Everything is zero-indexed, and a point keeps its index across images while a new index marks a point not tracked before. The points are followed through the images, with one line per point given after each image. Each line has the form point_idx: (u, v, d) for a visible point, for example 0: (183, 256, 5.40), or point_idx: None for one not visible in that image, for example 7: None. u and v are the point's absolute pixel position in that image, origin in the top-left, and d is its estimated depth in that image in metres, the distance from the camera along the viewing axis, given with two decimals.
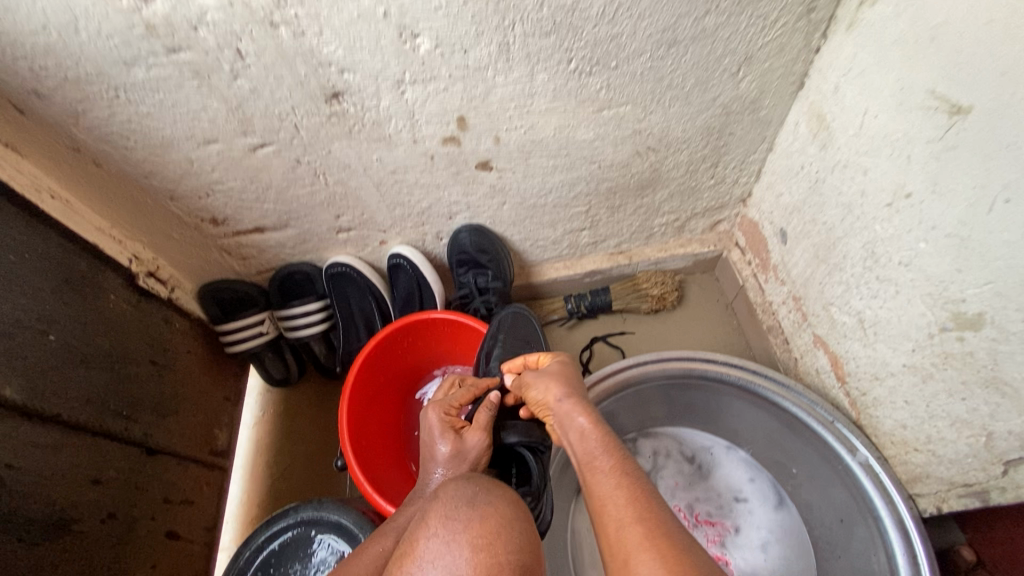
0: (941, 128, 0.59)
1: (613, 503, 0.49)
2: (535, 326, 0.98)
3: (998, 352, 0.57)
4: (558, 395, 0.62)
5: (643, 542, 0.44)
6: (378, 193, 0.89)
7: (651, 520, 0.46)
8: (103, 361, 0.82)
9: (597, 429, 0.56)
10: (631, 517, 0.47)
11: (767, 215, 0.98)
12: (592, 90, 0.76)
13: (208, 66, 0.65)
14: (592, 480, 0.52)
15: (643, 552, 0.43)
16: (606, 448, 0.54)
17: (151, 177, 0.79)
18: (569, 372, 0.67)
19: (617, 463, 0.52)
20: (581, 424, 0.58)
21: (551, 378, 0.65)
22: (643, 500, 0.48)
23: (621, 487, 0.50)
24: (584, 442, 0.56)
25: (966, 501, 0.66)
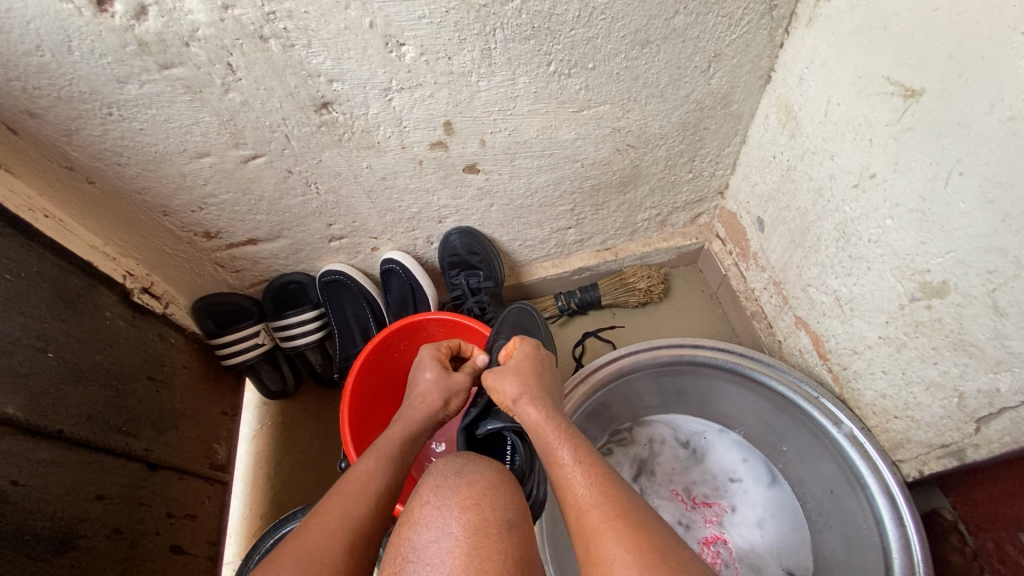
0: (898, 112, 0.63)
1: (573, 489, 0.57)
2: (535, 321, 1.00)
3: (963, 316, 0.61)
4: (518, 397, 0.69)
5: (602, 518, 0.53)
6: (368, 200, 0.91)
7: (602, 499, 0.55)
8: (101, 377, 0.82)
9: (554, 424, 0.64)
10: (590, 499, 0.55)
11: (744, 205, 1.02)
12: (572, 91, 0.80)
13: (199, 80, 0.67)
14: (553, 470, 0.60)
15: (603, 526, 0.52)
16: (564, 439, 0.62)
17: (144, 192, 0.80)
18: (527, 369, 0.75)
19: (574, 450, 0.61)
20: (540, 423, 0.65)
21: (510, 381, 0.72)
22: (596, 481, 0.56)
23: (581, 472, 0.58)
24: (543, 437, 0.64)
25: (945, 461, 0.70)
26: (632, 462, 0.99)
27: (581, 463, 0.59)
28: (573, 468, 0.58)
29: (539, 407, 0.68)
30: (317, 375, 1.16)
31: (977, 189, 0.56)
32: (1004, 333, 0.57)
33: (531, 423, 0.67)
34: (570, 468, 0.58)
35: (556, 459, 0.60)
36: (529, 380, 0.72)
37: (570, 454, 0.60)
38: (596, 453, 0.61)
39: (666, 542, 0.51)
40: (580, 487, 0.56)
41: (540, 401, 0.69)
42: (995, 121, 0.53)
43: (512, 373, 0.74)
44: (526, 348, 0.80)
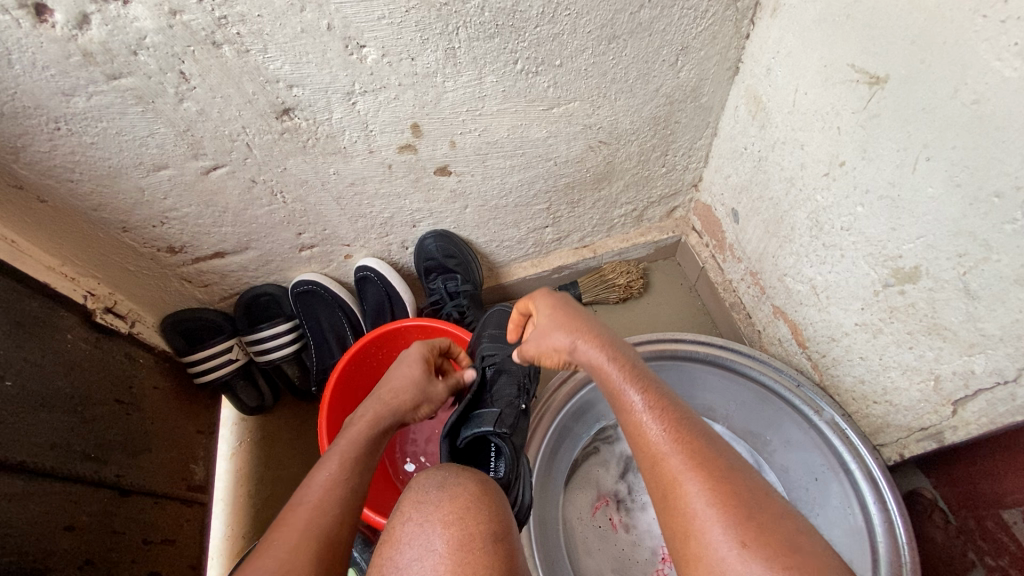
0: (864, 99, 0.63)
1: (649, 434, 0.56)
2: None
3: (936, 300, 0.61)
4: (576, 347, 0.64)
5: (687, 470, 0.53)
6: (338, 207, 0.89)
7: (682, 446, 0.54)
8: (64, 403, 0.79)
9: (621, 366, 0.61)
10: (670, 445, 0.55)
11: (718, 197, 1.02)
12: (540, 89, 0.78)
13: (151, 90, 0.65)
14: (624, 413, 0.59)
15: (686, 473, 0.53)
16: (635, 383, 0.60)
17: (101, 209, 0.77)
18: (572, 317, 0.67)
19: (647, 394, 0.59)
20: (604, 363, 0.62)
21: (556, 327, 0.67)
22: (673, 427, 0.56)
23: (658, 419, 0.57)
24: (608, 379, 0.62)
25: (925, 444, 0.71)
26: (618, 460, 0.98)
27: (656, 411, 0.57)
28: (650, 415, 0.57)
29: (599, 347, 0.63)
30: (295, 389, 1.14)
31: (944, 174, 0.56)
32: (976, 315, 0.57)
33: (593, 365, 0.63)
34: (647, 416, 0.57)
35: (626, 403, 0.59)
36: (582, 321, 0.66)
37: (643, 400, 0.58)
38: (666, 396, 0.59)
39: (750, 489, 0.52)
40: (658, 434, 0.56)
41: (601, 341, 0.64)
42: (959, 105, 0.53)
43: (558, 324, 0.67)
44: (552, 300, 0.70)
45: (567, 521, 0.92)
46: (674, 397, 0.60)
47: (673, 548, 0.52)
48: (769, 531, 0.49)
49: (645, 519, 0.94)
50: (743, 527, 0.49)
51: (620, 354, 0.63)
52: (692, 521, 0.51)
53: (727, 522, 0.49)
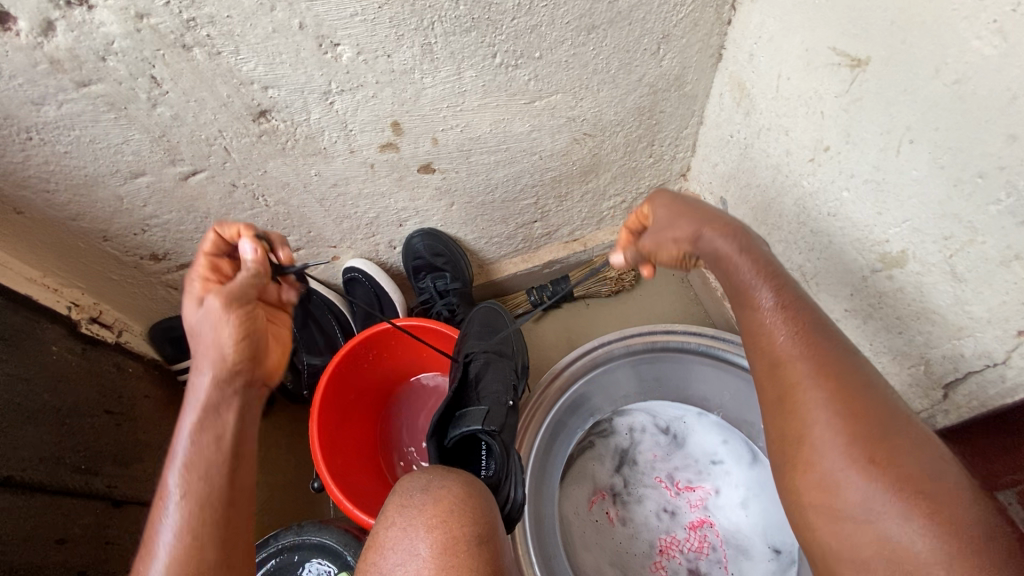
0: (846, 82, 0.62)
1: (777, 339, 0.56)
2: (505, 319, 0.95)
3: (924, 284, 0.61)
4: (691, 241, 0.64)
5: (812, 379, 0.53)
6: (322, 208, 0.88)
7: (813, 355, 0.54)
8: (53, 416, 0.78)
9: (751, 263, 0.60)
10: (800, 352, 0.55)
11: (707, 186, 1.02)
12: (521, 82, 0.77)
13: (123, 96, 0.64)
14: (750, 313, 0.59)
15: (810, 381, 0.53)
16: (769, 283, 0.58)
17: (79, 219, 0.76)
18: (689, 212, 0.65)
19: (777, 296, 0.58)
20: (724, 254, 0.61)
21: (675, 223, 0.66)
22: (802, 336, 0.55)
23: (787, 326, 0.56)
24: (733, 275, 0.61)
25: (918, 428, 0.71)
26: (613, 454, 0.97)
27: (787, 316, 0.56)
28: (777, 318, 0.56)
29: (711, 244, 0.63)
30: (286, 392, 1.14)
31: (928, 156, 0.55)
32: (964, 299, 0.57)
33: (716, 257, 0.62)
34: (775, 319, 0.57)
35: (756, 303, 0.59)
36: (706, 212, 0.65)
37: (774, 301, 0.58)
38: (802, 298, 0.58)
39: (879, 403, 0.51)
40: (786, 340, 0.56)
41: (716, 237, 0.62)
42: (941, 86, 0.52)
43: (675, 219, 0.66)
44: (673, 198, 0.68)
45: (564, 516, 0.91)
46: (801, 305, 0.57)
47: (781, 452, 0.55)
48: (887, 448, 0.49)
49: (642, 512, 0.93)
50: (866, 447, 0.49)
51: (753, 249, 0.61)
52: (807, 427, 0.53)
53: (847, 438, 0.50)
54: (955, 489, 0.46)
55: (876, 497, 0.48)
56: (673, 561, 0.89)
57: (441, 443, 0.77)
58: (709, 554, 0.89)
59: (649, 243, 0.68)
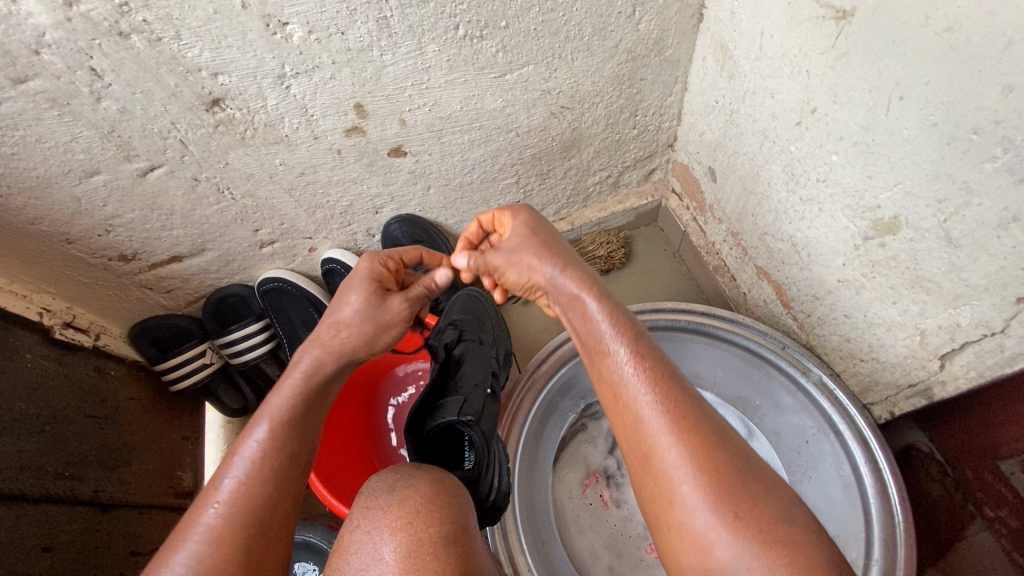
0: (831, 37, 0.58)
1: (634, 397, 0.51)
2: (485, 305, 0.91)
3: (917, 251, 0.57)
4: (544, 274, 0.59)
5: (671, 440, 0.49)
6: (292, 199, 0.85)
7: (674, 415, 0.49)
8: (31, 424, 0.77)
9: (606, 312, 0.55)
10: (659, 411, 0.49)
11: (694, 155, 0.97)
12: (489, 54, 0.73)
13: (64, 92, 0.60)
14: (606, 369, 0.53)
15: (668, 440, 0.48)
16: (627, 337, 0.53)
17: (39, 222, 0.73)
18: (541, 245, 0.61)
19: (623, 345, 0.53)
20: (575, 293, 0.57)
21: (525, 252, 0.61)
22: (658, 390, 0.50)
23: (643, 378, 0.51)
24: (583, 313, 0.56)
25: (914, 401, 0.68)
26: (606, 436, 0.95)
27: (645, 373, 0.51)
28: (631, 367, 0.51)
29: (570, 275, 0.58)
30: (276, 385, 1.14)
31: (919, 113, 0.51)
32: (959, 265, 0.54)
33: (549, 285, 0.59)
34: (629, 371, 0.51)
35: (606, 349, 0.54)
36: (545, 247, 0.61)
37: (628, 354, 0.52)
38: (657, 353, 0.53)
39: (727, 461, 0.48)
40: (645, 401, 0.50)
41: (561, 268, 0.58)
42: (931, 36, 0.47)
43: (533, 250, 0.61)
44: (528, 217, 0.65)
45: (557, 501, 0.90)
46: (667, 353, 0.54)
47: (651, 516, 0.50)
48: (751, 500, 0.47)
49: None
50: (729, 503, 0.46)
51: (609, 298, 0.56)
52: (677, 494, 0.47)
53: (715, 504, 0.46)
54: (819, 545, 0.46)
55: (741, 557, 0.45)
56: None
57: (421, 435, 0.76)
58: None
59: (495, 258, 0.65)
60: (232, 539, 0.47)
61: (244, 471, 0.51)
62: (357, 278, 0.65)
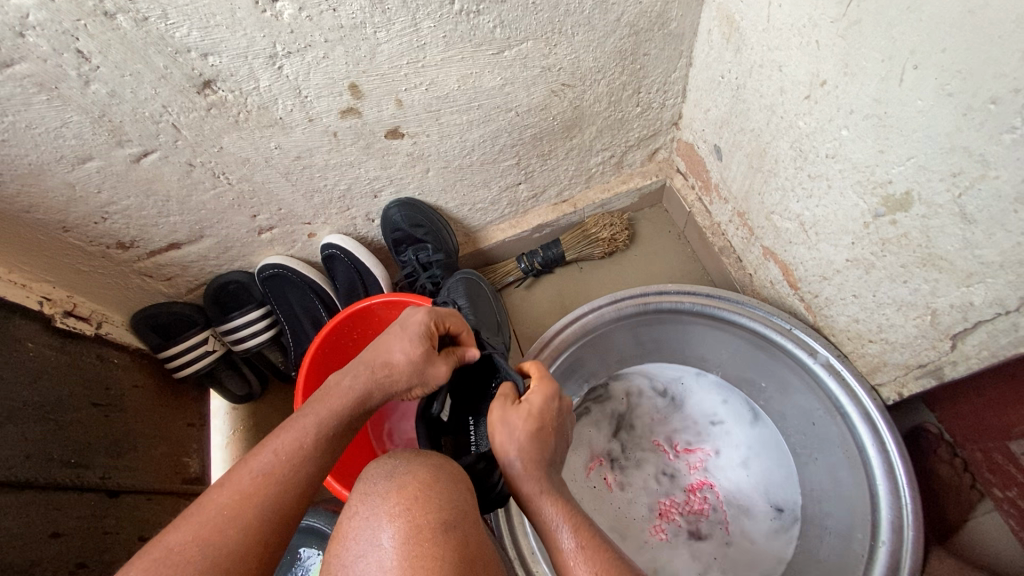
0: (843, 4, 0.55)
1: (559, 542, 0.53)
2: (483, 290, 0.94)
3: (930, 228, 0.55)
4: (522, 475, 0.57)
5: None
6: (289, 183, 0.83)
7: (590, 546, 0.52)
8: (35, 413, 0.77)
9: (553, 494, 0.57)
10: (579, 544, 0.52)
11: (700, 134, 0.95)
12: (486, 30, 0.71)
13: (52, 75, 0.59)
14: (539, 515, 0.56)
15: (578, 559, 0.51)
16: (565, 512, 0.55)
17: (34, 210, 0.73)
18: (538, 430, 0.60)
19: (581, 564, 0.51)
20: (535, 499, 0.57)
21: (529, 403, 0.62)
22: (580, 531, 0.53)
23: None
24: (543, 522, 0.55)
25: (924, 382, 0.67)
26: (609, 419, 0.95)
27: (575, 538, 0.53)
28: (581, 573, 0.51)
29: (538, 479, 0.58)
30: (280, 371, 1.14)
31: (934, 82, 0.49)
32: (973, 242, 0.52)
33: (517, 489, 0.58)
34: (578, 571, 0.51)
35: (558, 546, 0.53)
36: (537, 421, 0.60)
37: (575, 542, 0.52)
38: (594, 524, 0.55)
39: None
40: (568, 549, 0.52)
41: (537, 472, 0.58)
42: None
43: (527, 414, 0.60)
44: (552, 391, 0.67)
45: None
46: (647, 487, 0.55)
47: None
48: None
49: (640, 476, 0.92)
50: None
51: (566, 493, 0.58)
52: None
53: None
54: None
55: None
56: (672, 524, 0.89)
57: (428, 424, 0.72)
58: (709, 515, 0.88)
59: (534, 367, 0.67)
60: (246, 527, 0.51)
61: (274, 467, 0.54)
62: (415, 322, 0.65)
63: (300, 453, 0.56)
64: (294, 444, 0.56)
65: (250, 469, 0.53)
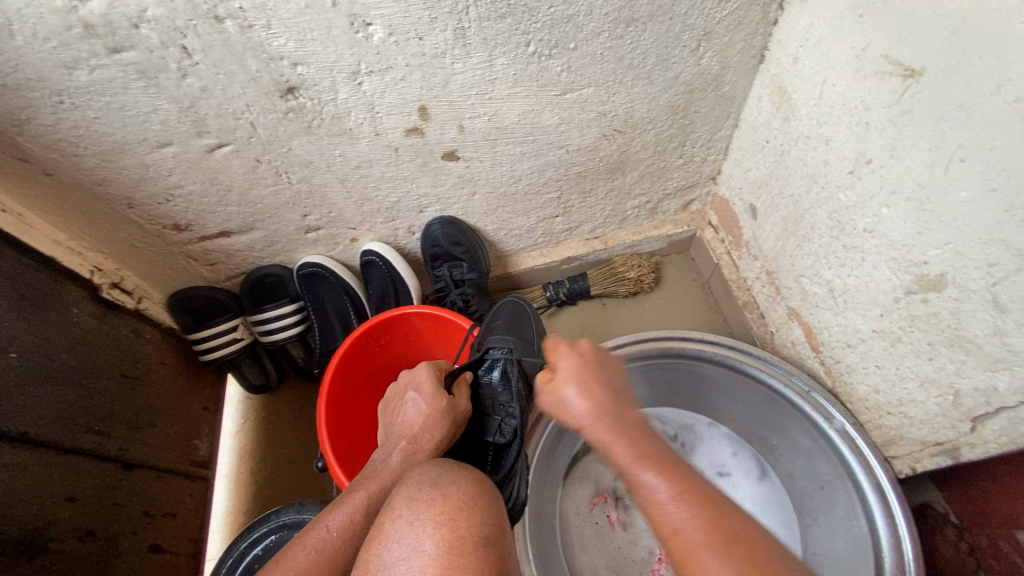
0: (896, 93, 0.59)
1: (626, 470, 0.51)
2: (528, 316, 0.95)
3: (961, 311, 0.58)
4: (583, 418, 0.54)
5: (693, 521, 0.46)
6: (344, 190, 0.87)
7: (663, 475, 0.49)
8: (70, 377, 0.80)
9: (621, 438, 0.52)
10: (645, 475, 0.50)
11: (737, 191, 0.99)
12: (553, 73, 0.75)
13: (154, 65, 0.63)
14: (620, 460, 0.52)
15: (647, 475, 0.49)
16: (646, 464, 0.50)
17: (106, 184, 0.77)
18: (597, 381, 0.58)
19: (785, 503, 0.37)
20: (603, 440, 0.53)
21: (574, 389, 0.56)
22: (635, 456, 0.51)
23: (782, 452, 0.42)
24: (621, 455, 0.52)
25: (939, 460, 0.68)
26: None
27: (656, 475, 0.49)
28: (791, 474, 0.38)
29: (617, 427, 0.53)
30: (298, 367, 1.14)
31: (979, 176, 0.52)
32: (1003, 330, 0.54)
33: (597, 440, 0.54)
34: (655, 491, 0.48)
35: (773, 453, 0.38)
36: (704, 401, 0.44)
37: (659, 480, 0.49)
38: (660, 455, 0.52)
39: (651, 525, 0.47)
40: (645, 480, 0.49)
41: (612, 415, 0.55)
42: (1001, 103, 0.49)
43: (573, 373, 0.58)
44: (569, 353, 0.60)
45: (564, 515, 0.91)
46: None
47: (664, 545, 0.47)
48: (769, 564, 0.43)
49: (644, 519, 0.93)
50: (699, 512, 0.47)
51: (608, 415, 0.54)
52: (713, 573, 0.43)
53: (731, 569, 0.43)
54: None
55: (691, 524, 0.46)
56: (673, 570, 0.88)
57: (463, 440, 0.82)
58: None
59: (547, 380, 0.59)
60: None
61: (326, 543, 0.56)
62: (423, 380, 0.74)
63: (352, 523, 0.59)
64: (346, 519, 0.58)
65: (305, 545, 0.56)
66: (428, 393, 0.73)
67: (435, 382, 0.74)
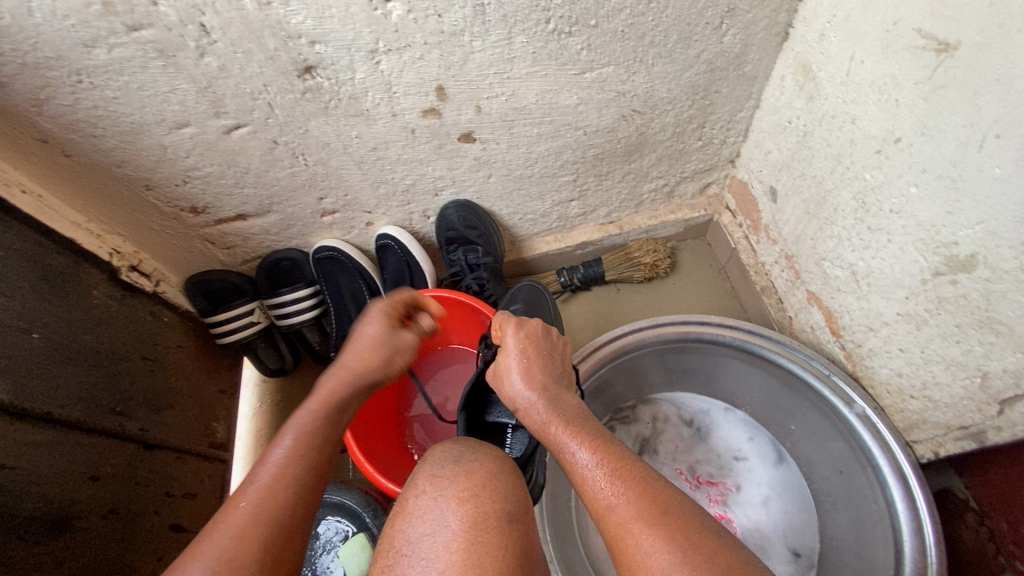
0: (929, 68, 0.58)
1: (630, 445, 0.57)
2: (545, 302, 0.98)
3: (992, 292, 0.57)
4: (519, 396, 0.64)
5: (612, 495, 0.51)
6: (360, 172, 0.87)
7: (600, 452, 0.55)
8: (91, 357, 0.80)
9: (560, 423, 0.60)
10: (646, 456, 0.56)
11: (756, 173, 0.97)
12: (573, 51, 0.74)
13: (172, 44, 0.62)
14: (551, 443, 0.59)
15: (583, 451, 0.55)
16: (578, 438, 0.57)
17: (124, 166, 0.77)
18: (536, 361, 0.67)
19: (633, 524, 0.48)
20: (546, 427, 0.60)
21: (501, 367, 0.68)
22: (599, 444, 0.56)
23: (625, 496, 0.50)
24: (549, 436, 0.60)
25: (964, 444, 0.68)
26: (634, 441, 0.97)
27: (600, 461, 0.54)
28: (617, 497, 0.50)
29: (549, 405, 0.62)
30: (315, 353, 1.14)
31: (1016, 153, 0.51)
32: None
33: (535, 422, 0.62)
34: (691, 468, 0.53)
35: (591, 487, 0.52)
36: (601, 441, 0.57)
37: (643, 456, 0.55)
38: (610, 443, 0.57)
39: None
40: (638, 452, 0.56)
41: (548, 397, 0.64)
42: None
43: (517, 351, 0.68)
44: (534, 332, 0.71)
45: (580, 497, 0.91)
46: None
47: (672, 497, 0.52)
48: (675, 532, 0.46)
49: None
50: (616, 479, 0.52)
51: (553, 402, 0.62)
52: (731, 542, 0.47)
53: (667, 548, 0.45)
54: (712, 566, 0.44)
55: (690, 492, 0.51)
56: None
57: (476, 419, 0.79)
58: None
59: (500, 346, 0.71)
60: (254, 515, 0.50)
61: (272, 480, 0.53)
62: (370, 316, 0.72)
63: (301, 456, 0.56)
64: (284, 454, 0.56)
65: (248, 487, 0.53)
66: (374, 329, 0.71)
67: (378, 317, 0.72)
